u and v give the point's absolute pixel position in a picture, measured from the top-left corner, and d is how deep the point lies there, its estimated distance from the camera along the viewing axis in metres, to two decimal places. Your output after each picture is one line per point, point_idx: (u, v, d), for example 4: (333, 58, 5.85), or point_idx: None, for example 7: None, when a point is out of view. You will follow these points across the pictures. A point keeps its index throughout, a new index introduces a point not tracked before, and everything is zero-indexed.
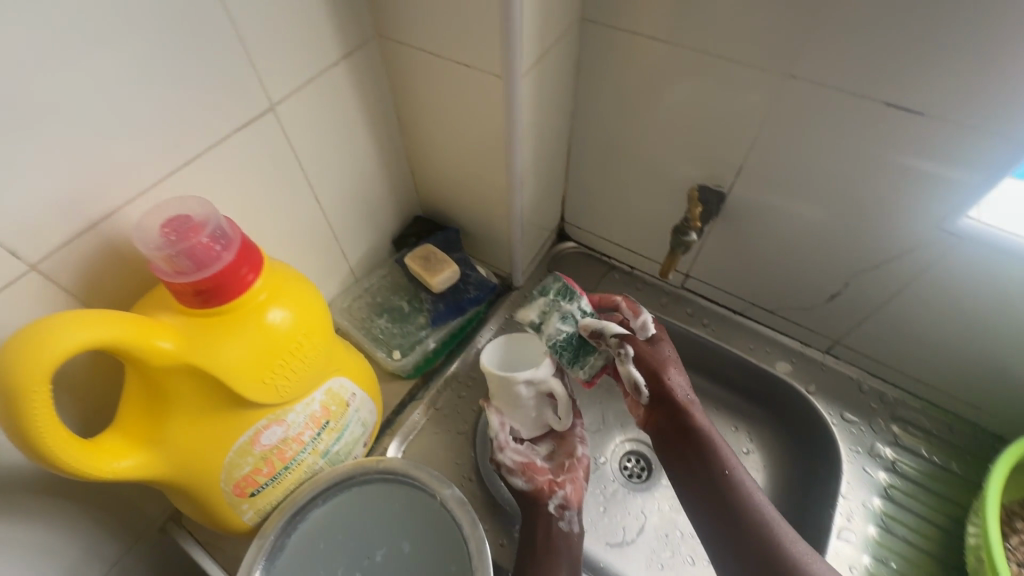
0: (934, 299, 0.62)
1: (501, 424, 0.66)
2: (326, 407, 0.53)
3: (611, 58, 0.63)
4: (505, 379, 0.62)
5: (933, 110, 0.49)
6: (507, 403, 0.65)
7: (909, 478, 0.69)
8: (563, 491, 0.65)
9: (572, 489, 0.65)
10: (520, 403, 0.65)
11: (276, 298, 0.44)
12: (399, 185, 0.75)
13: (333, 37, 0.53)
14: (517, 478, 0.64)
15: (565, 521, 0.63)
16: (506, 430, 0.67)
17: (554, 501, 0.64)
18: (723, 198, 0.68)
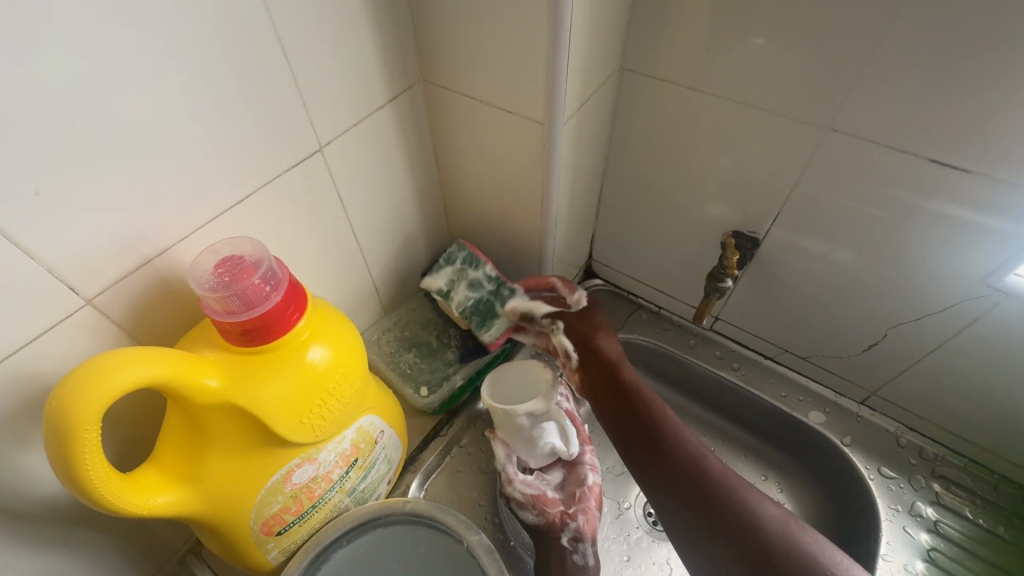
0: (979, 354, 0.60)
1: (508, 456, 0.65)
2: (356, 445, 0.53)
3: (647, 105, 0.64)
4: (506, 410, 0.62)
5: (980, 168, 0.48)
6: (513, 435, 0.65)
7: (953, 541, 0.66)
8: (576, 523, 0.63)
9: (584, 520, 0.63)
10: (526, 435, 0.63)
11: (317, 337, 0.45)
12: (432, 221, 0.76)
13: (382, 82, 0.55)
14: (527, 512, 0.62)
15: (580, 553, 0.62)
16: (513, 462, 0.65)
17: (567, 536, 0.62)
18: (757, 244, 0.68)
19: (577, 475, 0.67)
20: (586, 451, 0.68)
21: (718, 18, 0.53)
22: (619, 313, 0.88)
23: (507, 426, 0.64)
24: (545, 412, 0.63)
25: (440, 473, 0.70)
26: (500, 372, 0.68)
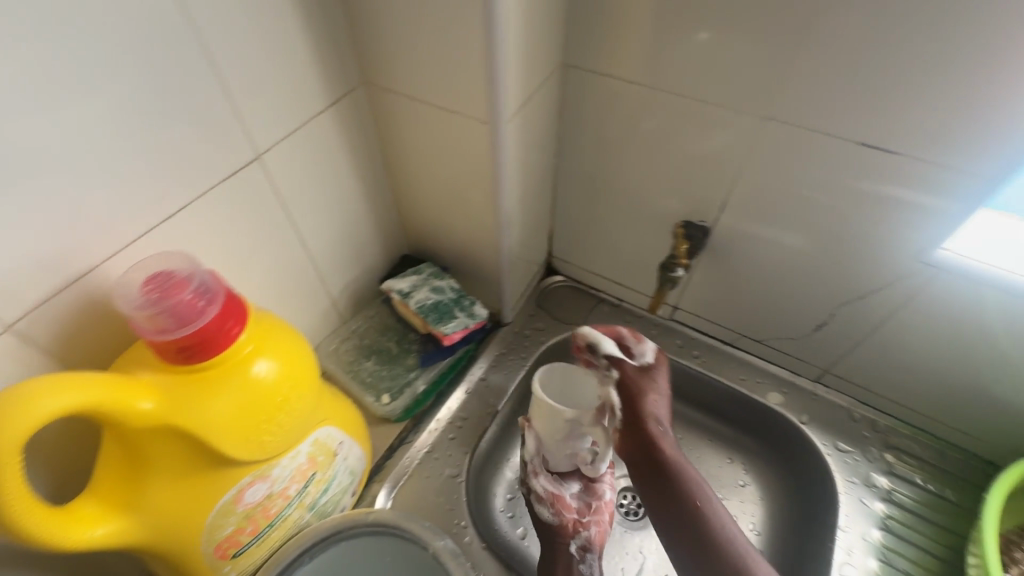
0: (918, 327, 0.63)
1: (535, 452, 0.70)
2: (313, 459, 0.52)
3: (593, 101, 0.65)
4: (554, 409, 0.64)
5: (904, 149, 0.51)
6: (549, 436, 0.68)
7: (907, 509, 0.68)
8: (587, 533, 0.67)
9: (596, 531, 0.67)
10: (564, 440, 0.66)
11: (263, 350, 0.43)
12: (386, 225, 0.75)
13: (320, 86, 0.54)
14: (545, 507, 0.67)
15: (586, 563, 0.65)
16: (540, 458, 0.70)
17: (576, 542, 0.66)
18: (708, 232, 0.69)
19: (598, 489, 0.70)
20: (608, 471, 0.71)
21: (653, 11, 0.54)
22: (582, 308, 0.89)
23: (547, 427, 0.67)
24: (586, 424, 0.65)
25: (407, 480, 0.69)
26: (548, 371, 0.70)
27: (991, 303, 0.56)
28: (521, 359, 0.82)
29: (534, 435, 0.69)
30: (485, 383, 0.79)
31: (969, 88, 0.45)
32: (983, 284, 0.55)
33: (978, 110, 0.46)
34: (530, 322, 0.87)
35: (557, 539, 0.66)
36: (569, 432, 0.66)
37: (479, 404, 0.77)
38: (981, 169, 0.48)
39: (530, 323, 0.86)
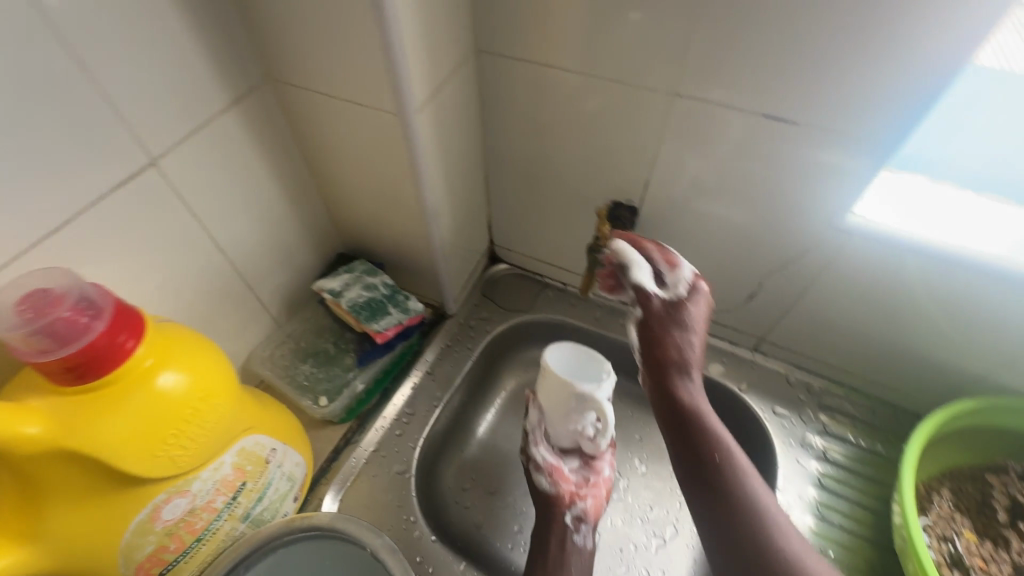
0: (838, 291, 0.65)
1: (538, 422, 0.72)
2: (241, 468, 0.51)
3: (509, 86, 0.64)
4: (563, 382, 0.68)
5: (803, 119, 0.52)
6: (557, 408, 0.70)
7: (840, 465, 0.71)
8: (583, 504, 0.68)
9: (593, 503, 0.69)
10: (568, 413, 0.69)
11: (166, 362, 0.42)
12: (315, 224, 0.73)
13: (219, 85, 0.53)
14: (542, 476, 0.69)
15: (580, 534, 0.66)
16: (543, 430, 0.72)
17: (571, 512, 0.67)
18: (637, 211, 0.70)
19: (597, 466, 0.72)
20: (607, 449, 0.73)
21: None
22: (527, 294, 0.89)
23: (552, 398, 0.70)
24: (594, 399, 0.68)
25: (355, 481, 0.69)
26: (574, 351, 0.72)
27: (898, 263, 0.58)
28: (467, 350, 0.82)
29: (537, 408, 0.73)
30: (431, 377, 0.78)
31: (849, 57, 0.47)
32: (890, 245, 0.57)
33: (864, 77, 0.47)
34: (475, 312, 0.86)
35: (554, 506, 0.67)
36: (574, 404, 0.69)
37: (425, 399, 0.76)
38: (873, 134, 0.50)
39: (475, 314, 0.86)
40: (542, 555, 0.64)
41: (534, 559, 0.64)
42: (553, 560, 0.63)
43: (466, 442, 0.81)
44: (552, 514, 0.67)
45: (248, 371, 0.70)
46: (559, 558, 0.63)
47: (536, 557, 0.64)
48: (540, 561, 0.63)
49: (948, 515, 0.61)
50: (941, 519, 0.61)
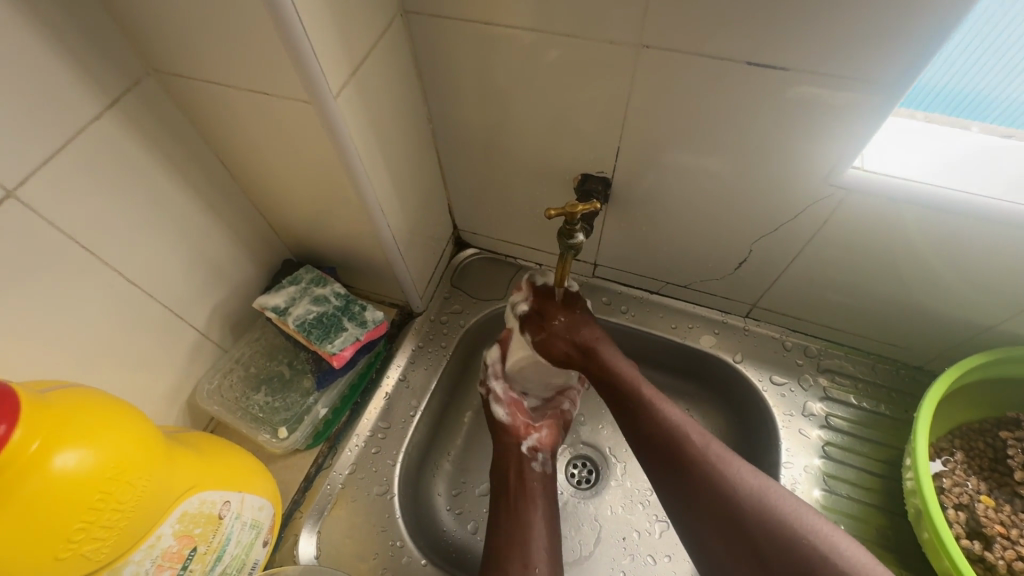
0: (835, 251, 0.59)
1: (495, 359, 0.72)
2: (187, 535, 0.44)
3: (449, 53, 0.55)
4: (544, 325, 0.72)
5: (792, 63, 0.44)
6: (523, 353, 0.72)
7: (843, 431, 0.68)
8: (538, 434, 0.68)
9: (549, 433, 0.69)
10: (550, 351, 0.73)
11: (60, 442, 0.35)
12: (250, 233, 0.64)
13: (84, 86, 0.43)
14: (500, 407, 0.69)
15: (539, 461, 0.66)
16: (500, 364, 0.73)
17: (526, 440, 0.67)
18: (609, 183, 0.63)
19: (557, 407, 0.73)
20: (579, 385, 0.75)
21: None
22: (501, 280, 0.81)
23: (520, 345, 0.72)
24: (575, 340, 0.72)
25: (333, 507, 0.63)
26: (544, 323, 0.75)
27: (904, 218, 0.52)
28: (440, 350, 0.75)
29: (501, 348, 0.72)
30: (405, 384, 0.72)
31: None
32: (894, 199, 0.50)
33: (860, 10, 0.40)
34: (446, 306, 0.79)
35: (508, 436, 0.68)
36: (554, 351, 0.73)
37: (401, 410, 0.70)
38: (874, 75, 0.43)
39: (446, 308, 0.79)
40: (503, 493, 0.63)
41: (497, 499, 0.63)
42: (514, 493, 0.63)
43: (450, 445, 0.75)
44: (507, 444, 0.67)
45: (195, 405, 0.63)
46: (519, 487, 0.63)
47: (500, 493, 0.64)
48: (502, 503, 0.62)
49: (962, 480, 0.58)
50: (955, 486, 0.58)
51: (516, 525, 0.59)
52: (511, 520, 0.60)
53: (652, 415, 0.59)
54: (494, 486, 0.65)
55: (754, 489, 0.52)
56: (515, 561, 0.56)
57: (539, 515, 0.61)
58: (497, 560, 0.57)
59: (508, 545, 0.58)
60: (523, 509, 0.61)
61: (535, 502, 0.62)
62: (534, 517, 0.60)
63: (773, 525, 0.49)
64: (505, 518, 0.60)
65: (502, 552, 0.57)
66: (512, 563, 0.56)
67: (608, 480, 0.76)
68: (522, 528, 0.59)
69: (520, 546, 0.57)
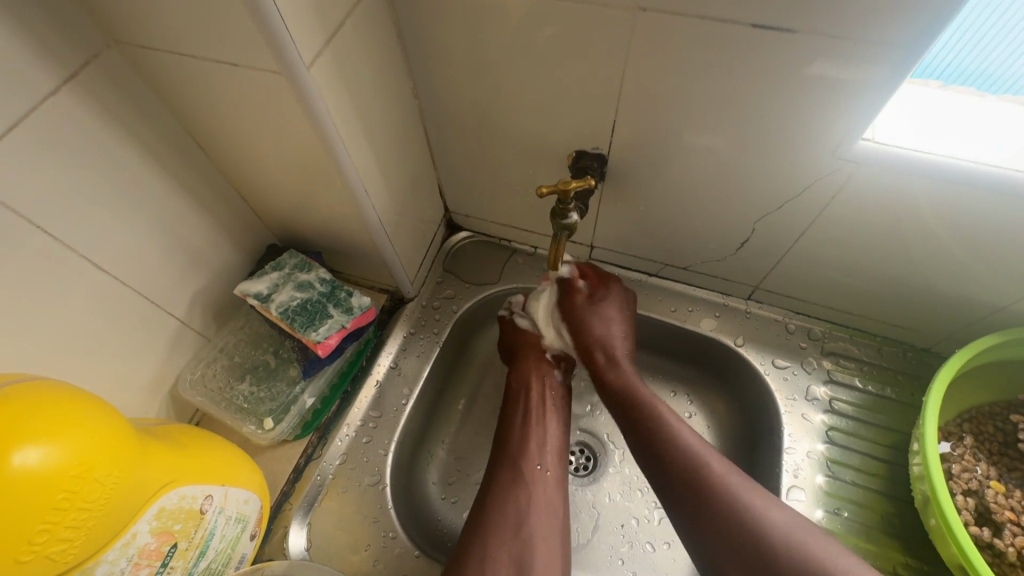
0: (842, 230, 0.56)
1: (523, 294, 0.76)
2: (166, 531, 0.43)
3: (432, 21, 0.52)
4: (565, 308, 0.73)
5: (800, 25, 0.41)
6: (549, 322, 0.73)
7: (848, 416, 0.66)
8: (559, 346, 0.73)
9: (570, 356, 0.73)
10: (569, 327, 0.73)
11: (19, 438, 0.33)
12: (230, 217, 0.61)
13: (35, 58, 0.40)
14: (523, 318, 0.73)
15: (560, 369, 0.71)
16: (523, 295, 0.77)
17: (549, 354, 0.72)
18: (605, 160, 0.60)
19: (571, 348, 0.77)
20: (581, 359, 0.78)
21: None
22: (494, 263, 0.79)
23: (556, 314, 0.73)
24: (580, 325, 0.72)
25: (324, 497, 0.62)
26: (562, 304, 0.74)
27: (915, 193, 0.49)
28: (433, 337, 0.73)
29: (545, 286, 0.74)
30: (397, 372, 0.70)
31: None
32: (906, 174, 0.48)
33: None
34: (438, 291, 0.77)
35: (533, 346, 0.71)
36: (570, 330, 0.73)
37: (392, 398, 0.68)
38: (890, 37, 0.40)
39: (438, 293, 0.77)
40: (524, 395, 0.67)
41: (517, 399, 0.67)
42: (535, 400, 0.66)
43: (444, 433, 0.73)
44: (531, 353, 0.71)
45: (178, 397, 0.61)
46: (539, 395, 0.67)
47: (519, 397, 0.67)
48: (522, 406, 0.66)
49: (971, 466, 0.57)
50: (964, 471, 0.57)
51: (535, 430, 0.64)
52: (529, 425, 0.64)
53: (673, 446, 0.56)
54: (513, 388, 0.68)
55: (787, 529, 0.49)
56: (529, 459, 0.61)
57: (555, 426, 0.65)
58: (513, 460, 0.61)
59: (526, 443, 0.62)
60: (541, 417, 0.65)
61: (552, 412, 0.66)
62: (552, 425, 0.65)
63: (797, 564, 0.47)
64: (523, 420, 0.64)
65: (518, 446, 0.62)
66: (527, 463, 0.60)
67: (606, 467, 0.74)
68: (538, 434, 0.63)
69: (536, 444, 0.62)
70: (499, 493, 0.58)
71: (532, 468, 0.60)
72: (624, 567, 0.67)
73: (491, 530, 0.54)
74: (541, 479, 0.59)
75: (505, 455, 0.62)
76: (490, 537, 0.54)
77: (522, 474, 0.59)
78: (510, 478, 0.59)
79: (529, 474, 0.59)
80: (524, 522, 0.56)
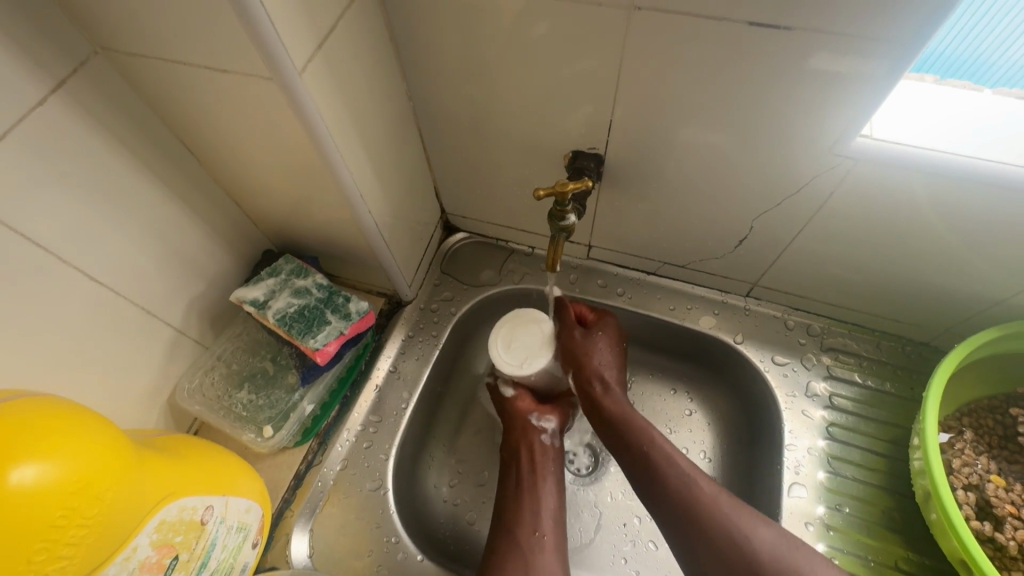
0: (840, 227, 0.56)
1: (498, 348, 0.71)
2: (167, 543, 0.42)
3: (426, 23, 0.51)
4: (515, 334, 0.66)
5: (798, 23, 0.41)
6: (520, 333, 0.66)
7: (847, 411, 0.66)
8: (547, 414, 0.67)
9: (560, 414, 0.68)
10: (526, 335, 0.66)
11: (15, 456, 0.32)
12: (225, 223, 0.61)
13: (22, 67, 0.39)
14: (506, 387, 0.69)
15: (548, 435, 0.66)
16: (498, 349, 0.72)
17: (536, 417, 0.67)
18: (602, 160, 0.59)
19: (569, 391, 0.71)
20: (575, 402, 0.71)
21: None
22: (492, 264, 0.79)
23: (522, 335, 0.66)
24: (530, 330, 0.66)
25: (326, 504, 0.62)
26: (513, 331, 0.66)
27: (914, 189, 0.49)
28: (431, 339, 0.73)
29: None
30: (396, 375, 0.69)
31: None
32: (903, 170, 0.47)
33: None
34: (436, 293, 0.76)
35: (520, 410, 0.67)
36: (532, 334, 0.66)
37: (392, 402, 0.68)
38: (890, 32, 0.39)
39: (437, 295, 0.76)
40: (515, 464, 0.64)
41: (509, 470, 0.64)
42: (525, 468, 0.63)
43: (445, 437, 0.73)
44: (519, 419, 0.66)
45: (176, 406, 0.60)
46: (529, 465, 0.63)
47: (511, 468, 0.64)
48: (514, 475, 0.63)
49: (971, 460, 0.58)
50: (965, 466, 0.57)
51: (527, 499, 0.60)
52: (519, 497, 0.61)
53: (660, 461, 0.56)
54: (506, 460, 0.65)
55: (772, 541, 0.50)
56: (524, 526, 0.58)
57: (549, 489, 0.62)
58: (508, 529, 0.58)
59: (517, 515, 0.59)
60: (535, 484, 0.61)
61: (545, 478, 0.62)
62: (545, 490, 0.61)
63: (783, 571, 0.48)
64: (515, 491, 0.61)
65: (513, 518, 0.59)
66: (523, 531, 0.58)
67: (608, 466, 0.74)
68: (531, 501, 0.60)
69: (530, 512, 0.59)
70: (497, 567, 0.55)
71: (527, 535, 0.58)
72: (627, 566, 0.67)
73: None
74: (538, 546, 0.57)
75: (499, 523, 0.60)
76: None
77: (517, 545, 0.57)
78: (507, 550, 0.56)
79: (525, 543, 0.57)
80: None
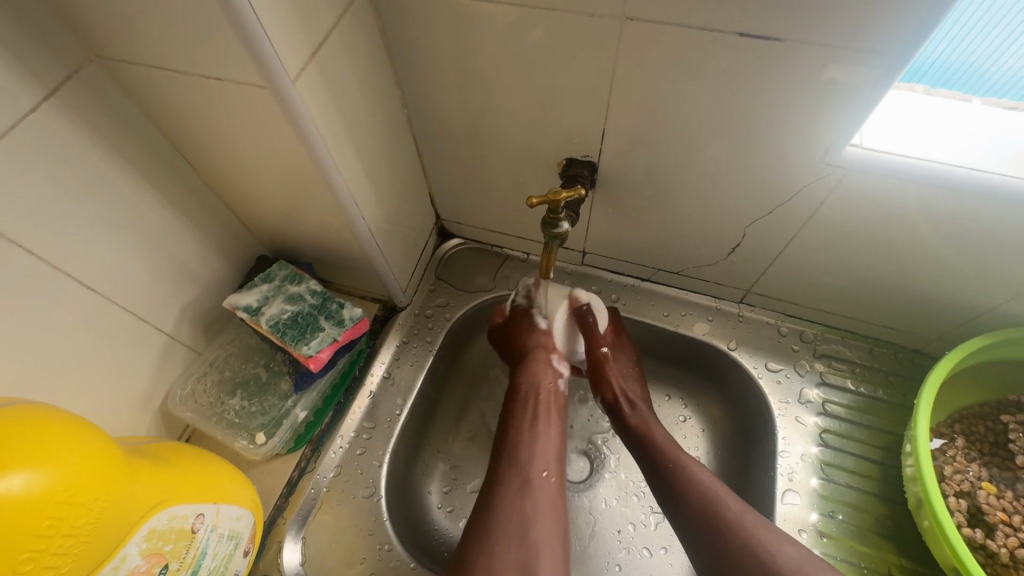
0: (832, 234, 0.57)
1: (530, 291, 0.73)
2: (157, 552, 0.42)
3: (421, 32, 0.51)
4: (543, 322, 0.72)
5: (787, 34, 0.41)
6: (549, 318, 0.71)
7: (840, 418, 0.66)
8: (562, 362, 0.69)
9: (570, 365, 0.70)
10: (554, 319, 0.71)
11: (5, 464, 0.32)
12: (219, 230, 0.61)
13: (15, 74, 0.39)
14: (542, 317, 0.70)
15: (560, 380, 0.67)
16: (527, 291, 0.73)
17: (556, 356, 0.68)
18: (595, 168, 0.60)
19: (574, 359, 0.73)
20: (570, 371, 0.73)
21: None
22: (487, 270, 0.79)
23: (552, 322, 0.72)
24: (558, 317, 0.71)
25: (318, 511, 0.61)
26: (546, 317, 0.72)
27: (904, 197, 0.49)
28: (426, 346, 0.73)
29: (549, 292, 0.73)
30: (390, 382, 0.69)
31: None
32: (893, 179, 0.48)
33: None
34: (431, 299, 0.76)
35: (541, 346, 0.68)
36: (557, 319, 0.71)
37: (386, 408, 0.68)
38: (878, 43, 0.40)
39: (431, 301, 0.76)
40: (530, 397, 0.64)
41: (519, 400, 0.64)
42: (536, 403, 0.63)
43: (440, 443, 0.73)
44: (538, 355, 0.67)
45: (168, 413, 0.60)
46: (541, 401, 0.63)
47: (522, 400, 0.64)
48: (523, 409, 0.63)
49: (963, 467, 0.58)
50: (956, 473, 0.58)
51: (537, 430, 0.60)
52: (526, 431, 0.60)
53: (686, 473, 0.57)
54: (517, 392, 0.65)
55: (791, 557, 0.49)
56: (536, 460, 0.57)
57: (554, 429, 0.61)
58: (517, 460, 0.57)
59: (522, 449, 0.58)
60: (543, 420, 0.61)
61: (554, 417, 0.63)
62: (553, 427, 0.61)
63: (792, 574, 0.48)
64: (522, 426, 0.61)
65: (518, 451, 0.58)
66: (534, 464, 0.57)
67: (602, 472, 0.74)
68: (541, 435, 0.60)
69: (541, 447, 0.58)
70: (505, 494, 0.54)
71: (538, 470, 0.56)
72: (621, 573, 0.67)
73: (489, 531, 0.51)
74: (548, 482, 0.55)
75: (507, 452, 0.58)
76: (494, 542, 0.50)
77: (522, 477, 0.55)
78: (512, 481, 0.55)
79: (536, 474, 0.56)
80: (530, 528, 0.51)
